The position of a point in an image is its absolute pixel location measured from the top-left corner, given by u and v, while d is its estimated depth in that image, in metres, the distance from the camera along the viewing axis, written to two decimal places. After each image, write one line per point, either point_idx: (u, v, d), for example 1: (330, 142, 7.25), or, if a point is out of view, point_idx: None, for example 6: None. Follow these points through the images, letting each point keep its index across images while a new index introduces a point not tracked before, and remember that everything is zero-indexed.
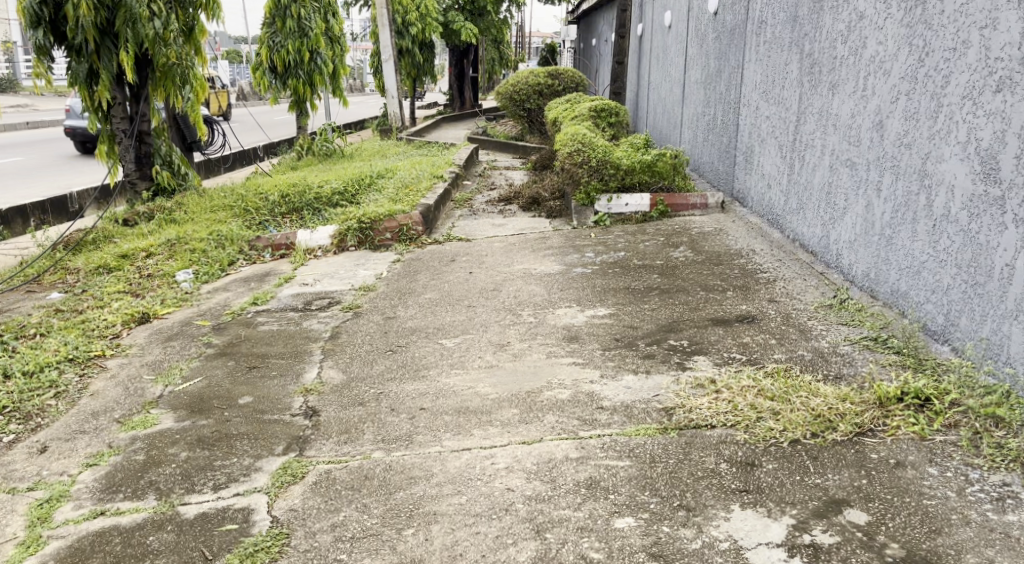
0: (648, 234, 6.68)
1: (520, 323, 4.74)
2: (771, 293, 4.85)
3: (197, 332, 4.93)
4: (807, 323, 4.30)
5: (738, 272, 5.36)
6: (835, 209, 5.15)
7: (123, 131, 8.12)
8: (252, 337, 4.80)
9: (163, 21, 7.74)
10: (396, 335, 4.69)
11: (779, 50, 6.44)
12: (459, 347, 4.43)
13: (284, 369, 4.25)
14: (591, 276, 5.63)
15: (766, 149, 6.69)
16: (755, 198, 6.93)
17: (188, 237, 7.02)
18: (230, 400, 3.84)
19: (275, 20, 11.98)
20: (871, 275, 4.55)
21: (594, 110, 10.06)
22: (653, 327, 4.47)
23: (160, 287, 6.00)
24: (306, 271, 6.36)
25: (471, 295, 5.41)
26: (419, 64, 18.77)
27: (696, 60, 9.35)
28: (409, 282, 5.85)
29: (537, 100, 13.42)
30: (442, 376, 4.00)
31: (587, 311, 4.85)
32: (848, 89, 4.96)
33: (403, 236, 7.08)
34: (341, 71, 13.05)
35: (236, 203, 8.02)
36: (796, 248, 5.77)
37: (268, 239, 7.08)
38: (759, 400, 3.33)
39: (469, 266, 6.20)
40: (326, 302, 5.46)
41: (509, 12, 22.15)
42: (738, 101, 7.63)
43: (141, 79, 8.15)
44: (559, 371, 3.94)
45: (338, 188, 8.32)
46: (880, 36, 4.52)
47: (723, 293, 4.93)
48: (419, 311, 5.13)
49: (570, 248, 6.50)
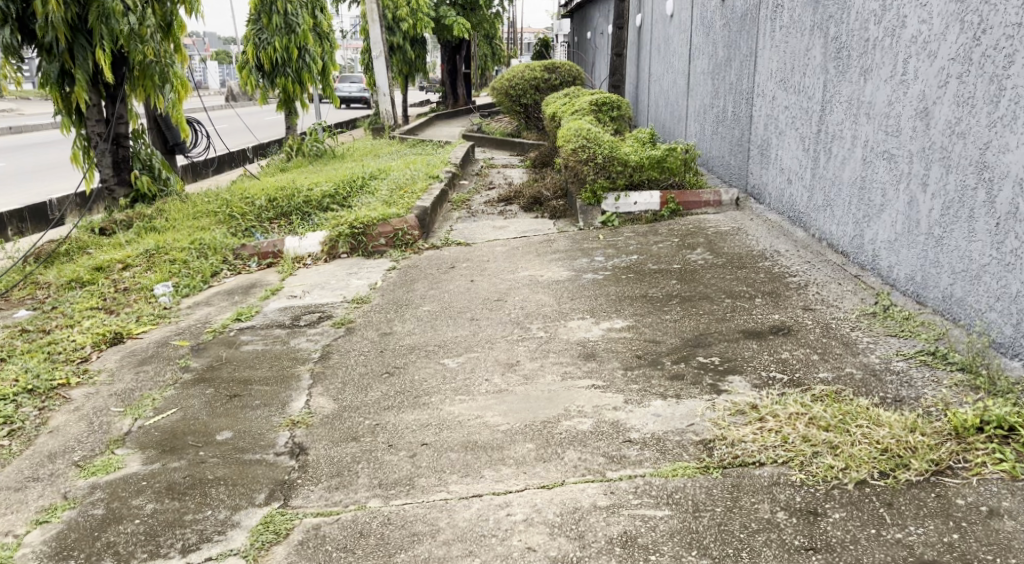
0: (661, 235, 6.25)
1: (529, 339, 4.30)
2: (804, 300, 4.41)
3: (173, 353, 4.47)
4: (851, 334, 3.86)
5: (764, 276, 4.93)
6: (870, 206, 4.75)
7: (99, 135, 7.63)
8: (233, 359, 4.34)
9: (139, 16, 7.29)
10: (393, 355, 4.24)
11: (796, 35, 6.06)
12: (463, 367, 3.98)
13: (268, 397, 3.79)
14: (603, 283, 5.18)
15: (784, 141, 6.28)
16: (773, 195, 6.51)
17: (168, 245, 6.55)
18: (205, 436, 3.37)
19: (260, 17, 11.50)
20: (918, 279, 4.15)
21: (595, 104, 9.62)
22: (677, 341, 4.03)
23: (136, 302, 5.53)
24: (295, 282, 5.92)
25: (474, 306, 4.97)
26: (411, 60, 18.34)
27: (702, 49, 8.91)
28: (405, 292, 5.41)
29: (534, 95, 12.97)
30: (445, 404, 3.55)
31: (602, 324, 4.41)
32: (884, 73, 4.59)
33: (399, 241, 6.64)
34: (331, 68, 12.59)
35: (221, 208, 7.56)
36: (823, 249, 5.36)
37: (254, 247, 6.63)
38: (811, 431, 2.89)
39: (470, 274, 5.75)
40: (316, 317, 5.00)
41: (501, 7, 21.71)
42: (751, 91, 7.20)
43: (118, 79, 7.67)
44: (578, 396, 3.50)
45: (329, 191, 7.90)
46: (923, 14, 4.18)
47: (751, 301, 4.49)
48: (417, 326, 4.68)
49: (578, 251, 6.06)
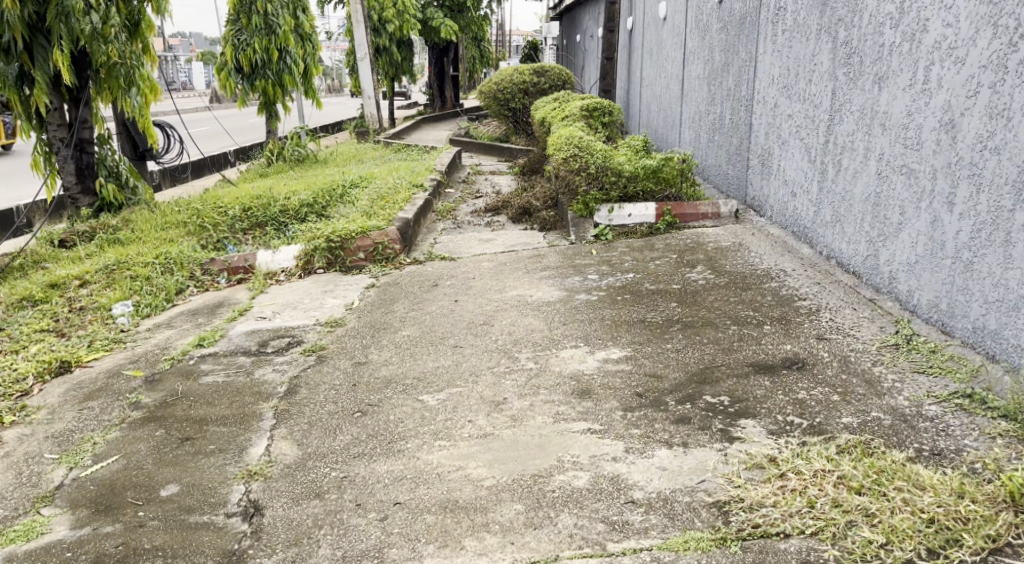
0: (657, 251, 5.88)
1: (518, 371, 3.91)
2: (817, 328, 4.04)
3: (124, 386, 4.04)
4: (872, 370, 3.48)
5: (771, 299, 4.55)
6: (886, 224, 4.38)
7: (61, 140, 7.18)
8: (190, 392, 3.92)
9: (101, 15, 6.87)
10: (367, 390, 3.84)
11: (800, 39, 5.71)
12: (444, 406, 3.57)
13: (225, 441, 3.37)
14: (597, 305, 4.80)
15: (787, 151, 5.91)
16: (776, 208, 6.15)
17: (130, 260, 6.09)
18: (148, 491, 2.96)
19: (239, 17, 11.07)
20: (943, 306, 3.79)
21: (585, 109, 9.23)
22: (681, 376, 3.64)
23: (91, 324, 5.12)
24: (265, 301, 5.52)
25: (457, 331, 4.56)
26: (397, 63, 17.91)
27: (698, 53, 8.55)
28: (384, 314, 5.00)
29: (523, 98, 12.59)
30: (422, 452, 3.15)
31: (597, 353, 4.03)
32: (902, 81, 4.24)
33: (378, 255, 6.24)
34: (314, 69, 12.15)
35: (191, 218, 7.13)
36: (832, 268, 4.99)
37: (224, 262, 6.21)
38: (843, 495, 2.53)
39: (454, 293, 5.36)
40: (285, 343, 4.59)
41: (490, 8, 21.29)
42: (750, 97, 6.84)
43: (81, 81, 7.22)
44: (572, 443, 3.11)
45: (306, 200, 7.52)
46: (948, 16, 3.83)
47: (759, 328, 4.12)
48: (394, 355, 4.28)
49: (570, 268, 5.68)
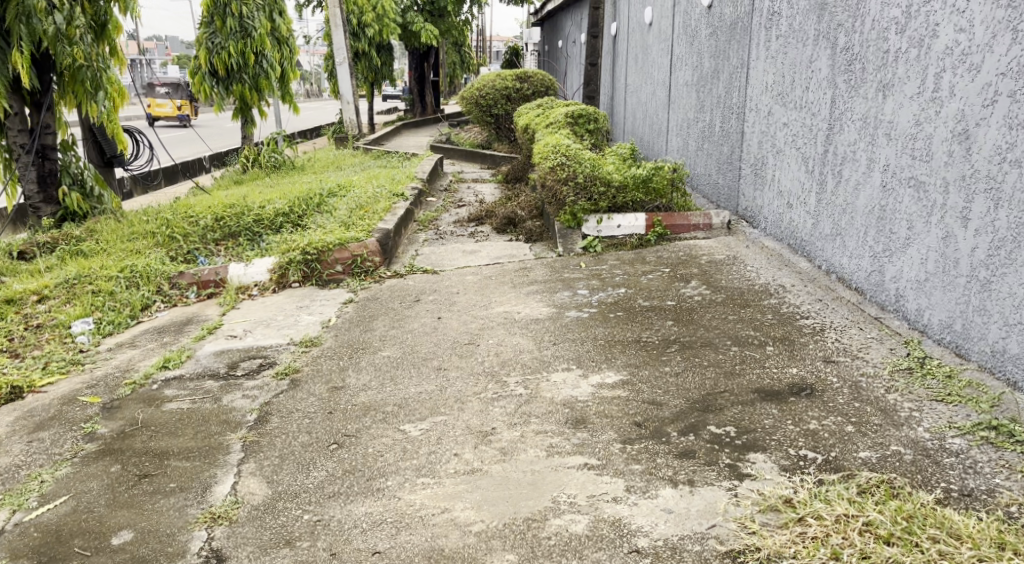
0: (649, 264, 5.65)
1: (507, 397, 3.65)
2: (823, 349, 3.81)
3: (80, 414, 3.76)
4: (886, 398, 3.24)
5: (771, 317, 4.33)
6: (891, 238, 4.17)
7: (21, 146, 6.89)
8: (151, 421, 3.64)
9: (66, 15, 6.56)
10: (343, 419, 3.57)
11: (796, 45, 5.50)
12: (427, 438, 3.31)
13: (186, 477, 3.09)
14: (588, 323, 4.56)
15: (783, 160, 5.71)
16: (770, 219, 5.94)
17: (94, 273, 5.78)
18: (98, 539, 2.73)
19: (213, 20, 10.79)
20: (956, 327, 3.58)
21: (570, 116, 9.01)
22: (682, 404, 3.41)
23: (48, 343, 4.83)
24: (237, 317, 5.23)
25: (441, 352, 4.30)
26: (377, 67, 17.62)
27: (686, 59, 8.34)
28: (363, 333, 4.73)
29: (505, 104, 12.35)
30: (404, 491, 2.89)
31: (591, 377, 3.78)
32: (909, 89, 4.03)
33: (357, 269, 5.96)
34: (291, 74, 11.83)
35: (161, 228, 6.81)
36: (832, 283, 4.79)
37: (193, 275, 5.90)
38: (870, 546, 2.32)
39: (437, 309, 5.09)
40: (257, 365, 4.29)
41: (471, 13, 21.03)
42: (742, 105, 6.63)
43: (44, 85, 6.93)
44: (567, 481, 2.86)
45: (282, 209, 7.24)
46: (960, 21, 3.63)
47: (762, 350, 3.89)
48: (374, 379, 4.00)
49: (558, 282, 5.44)
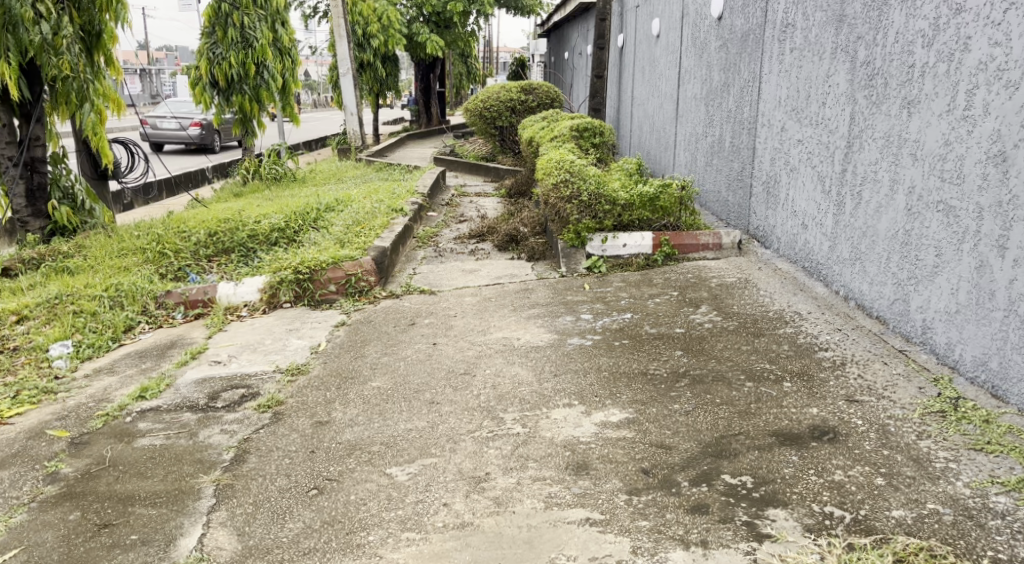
0: (656, 287, 5.38)
1: (503, 436, 3.38)
2: (846, 387, 3.53)
3: (46, 450, 3.51)
4: (919, 445, 2.96)
5: (788, 348, 4.06)
6: (917, 265, 3.90)
7: (9, 158, 6.68)
8: (119, 459, 3.37)
9: (53, 24, 6.36)
10: (326, 460, 3.30)
11: (812, 58, 5.24)
12: (414, 484, 3.05)
13: (150, 528, 2.85)
14: (592, 352, 4.28)
15: (797, 179, 5.44)
16: (783, 240, 5.68)
17: (78, 291, 5.53)
18: None
19: (214, 30, 10.60)
20: (993, 365, 3.33)
21: (575, 129, 8.75)
22: (693, 448, 3.14)
23: (23, 368, 4.58)
24: (223, 340, 4.97)
25: (434, 384, 4.02)
26: (383, 78, 17.41)
27: (695, 72, 8.08)
28: (353, 359, 4.47)
29: (510, 117, 12.12)
30: (388, 551, 2.68)
31: (594, 415, 3.50)
32: (937, 106, 3.78)
33: (351, 289, 5.68)
34: (293, 85, 11.56)
35: (151, 244, 6.56)
36: (852, 311, 4.51)
37: (181, 294, 5.63)
38: None
39: (432, 334, 4.83)
40: (238, 396, 4.02)
41: (477, 24, 20.82)
42: (754, 120, 6.37)
43: (35, 97, 6.76)
44: (567, 539, 2.65)
45: (277, 223, 6.99)
46: (996, 34, 3.38)
47: (779, 387, 3.61)
48: (361, 413, 3.73)
49: (561, 306, 5.17)
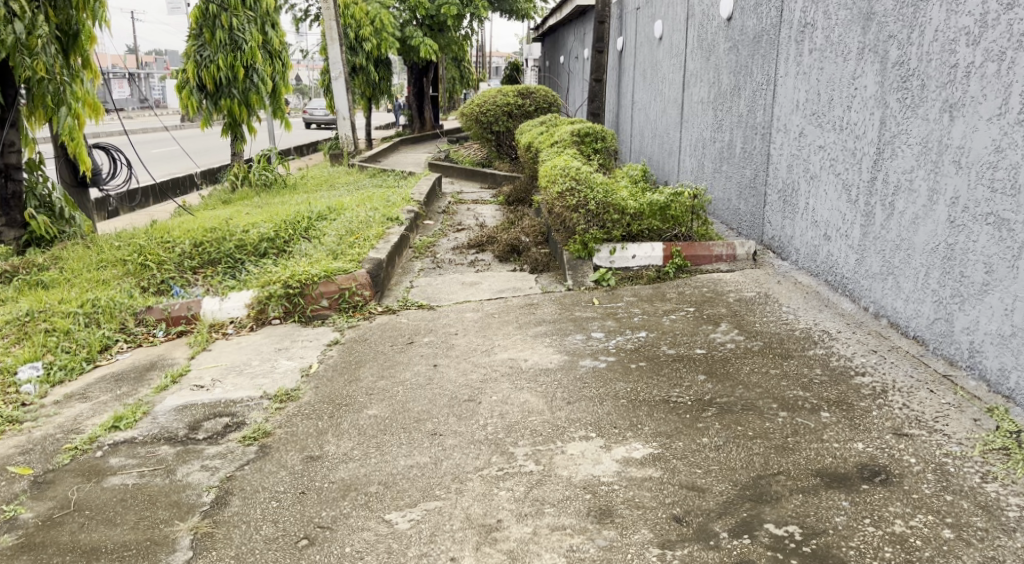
0: (670, 302, 5.06)
1: (515, 476, 3.04)
2: (891, 419, 3.21)
3: (5, 493, 3.15)
4: (986, 491, 2.68)
5: (821, 372, 3.74)
6: (961, 283, 3.61)
7: None
8: (85, 503, 3.03)
9: (27, 23, 5.99)
10: (319, 503, 2.96)
11: (835, 59, 4.93)
12: (418, 536, 2.73)
13: None
14: (607, 375, 3.94)
15: (818, 187, 5.13)
16: (803, 251, 5.37)
17: (52, 306, 5.16)
18: None
19: (203, 32, 10.23)
20: None
21: (576, 134, 8.44)
22: (730, 491, 2.82)
23: None
24: (206, 361, 4.62)
25: (436, 412, 3.67)
26: (375, 82, 17.05)
27: (701, 75, 7.78)
28: (347, 384, 4.11)
29: (507, 122, 11.82)
30: None
31: (615, 451, 3.16)
32: (985, 110, 3.49)
33: (345, 304, 5.34)
34: (284, 89, 11.21)
35: (132, 255, 6.19)
36: (884, 329, 4.20)
37: (162, 310, 5.26)
38: None
39: (432, 354, 4.49)
40: (222, 427, 3.67)
41: (471, 28, 20.49)
42: (767, 125, 6.07)
43: (8, 100, 6.37)
44: None
45: (266, 233, 6.65)
46: None
47: (817, 418, 3.28)
48: (357, 446, 3.39)
49: (570, 322, 4.84)
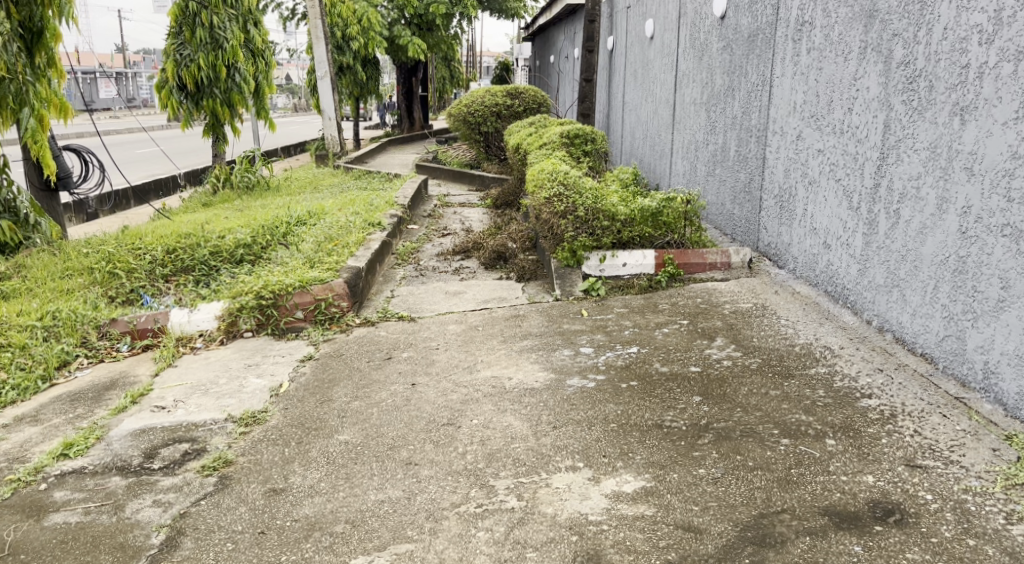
0: (663, 314, 4.81)
1: (495, 513, 2.78)
2: (903, 448, 2.97)
3: None
4: (1012, 534, 2.47)
5: (826, 394, 3.49)
6: (974, 298, 3.37)
7: None
8: (22, 545, 2.78)
9: None
10: (280, 545, 2.70)
11: (835, 58, 4.68)
12: None
13: None
14: (596, 396, 3.68)
15: (817, 193, 4.89)
16: (801, 259, 5.13)
17: (9, 318, 4.86)
18: None
19: (183, 30, 9.88)
20: None
21: (566, 135, 8.18)
22: (730, 533, 2.57)
23: None
24: (171, 378, 4.35)
25: (412, 438, 3.41)
26: (362, 82, 16.74)
27: (694, 75, 7.53)
28: (318, 405, 3.84)
29: (495, 122, 11.57)
30: None
31: (604, 484, 2.90)
32: (1001, 114, 3.25)
33: (321, 315, 5.06)
34: (267, 89, 10.89)
35: (99, 263, 5.90)
36: (889, 345, 3.96)
37: (127, 323, 4.98)
38: None
39: (411, 371, 4.22)
40: (181, 454, 3.39)
41: (459, 27, 20.20)
42: (763, 128, 5.83)
43: None
44: None
45: (243, 239, 6.37)
46: None
47: (824, 446, 3.03)
48: (325, 477, 3.12)
49: (557, 336, 4.58)
